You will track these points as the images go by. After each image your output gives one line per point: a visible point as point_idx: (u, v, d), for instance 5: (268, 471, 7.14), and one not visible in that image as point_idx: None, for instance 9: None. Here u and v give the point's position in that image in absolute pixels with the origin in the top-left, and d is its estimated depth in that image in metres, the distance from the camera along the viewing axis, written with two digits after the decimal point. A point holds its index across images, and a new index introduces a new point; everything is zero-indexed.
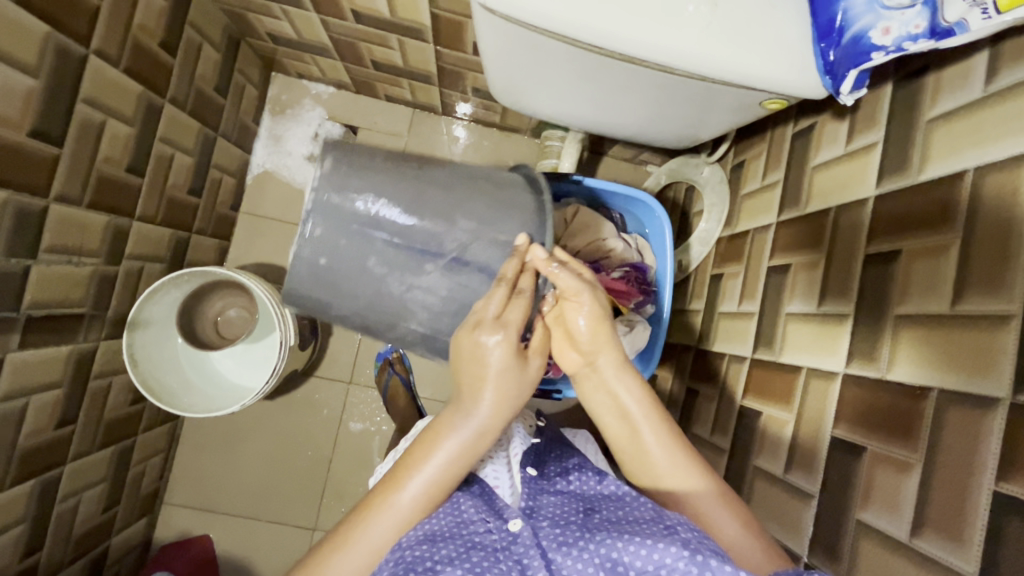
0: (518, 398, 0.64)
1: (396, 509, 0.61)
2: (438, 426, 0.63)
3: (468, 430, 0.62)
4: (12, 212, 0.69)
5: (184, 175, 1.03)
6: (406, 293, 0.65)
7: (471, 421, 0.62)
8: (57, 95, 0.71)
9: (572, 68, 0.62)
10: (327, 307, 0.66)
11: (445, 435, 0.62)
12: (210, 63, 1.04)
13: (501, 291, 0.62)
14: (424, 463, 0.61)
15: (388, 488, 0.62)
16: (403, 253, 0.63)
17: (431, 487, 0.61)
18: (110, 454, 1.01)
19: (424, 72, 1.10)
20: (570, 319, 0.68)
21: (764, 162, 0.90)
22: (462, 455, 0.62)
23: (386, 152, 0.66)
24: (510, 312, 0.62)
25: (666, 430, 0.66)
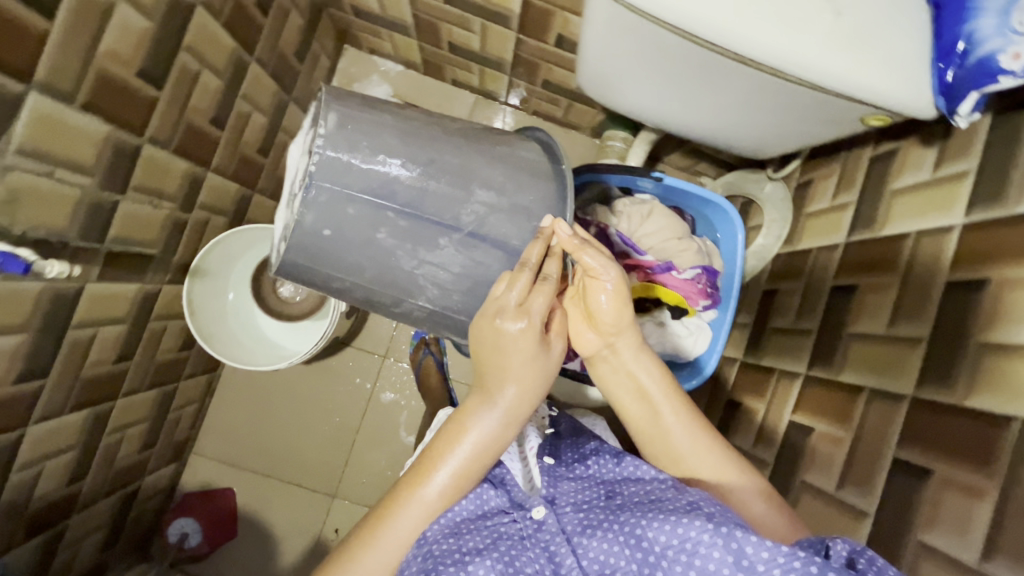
0: (544, 384, 0.63)
1: (424, 502, 0.61)
2: (464, 415, 0.62)
3: (494, 417, 0.61)
4: (112, 147, 0.70)
5: (257, 134, 1.06)
6: (421, 269, 0.66)
7: (498, 412, 0.61)
8: (165, 39, 0.73)
9: (668, 60, 0.63)
10: (331, 279, 0.69)
11: (469, 428, 0.61)
12: (295, 29, 1.06)
13: (525, 276, 0.62)
14: (451, 454, 0.61)
15: (415, 484, 0.61)
16: (416, 225, 0.64)
17: (457, 477, 0.61)
18: (154, 396, 1.03)
19: (498, 59, 1.12)
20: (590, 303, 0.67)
21: (835, 183, 0.89)
22: (487, 444, 0.61)
23: (395, 113, 0.67)
24: (534, 300, 0.61)
25: (688, 409, 0.67)
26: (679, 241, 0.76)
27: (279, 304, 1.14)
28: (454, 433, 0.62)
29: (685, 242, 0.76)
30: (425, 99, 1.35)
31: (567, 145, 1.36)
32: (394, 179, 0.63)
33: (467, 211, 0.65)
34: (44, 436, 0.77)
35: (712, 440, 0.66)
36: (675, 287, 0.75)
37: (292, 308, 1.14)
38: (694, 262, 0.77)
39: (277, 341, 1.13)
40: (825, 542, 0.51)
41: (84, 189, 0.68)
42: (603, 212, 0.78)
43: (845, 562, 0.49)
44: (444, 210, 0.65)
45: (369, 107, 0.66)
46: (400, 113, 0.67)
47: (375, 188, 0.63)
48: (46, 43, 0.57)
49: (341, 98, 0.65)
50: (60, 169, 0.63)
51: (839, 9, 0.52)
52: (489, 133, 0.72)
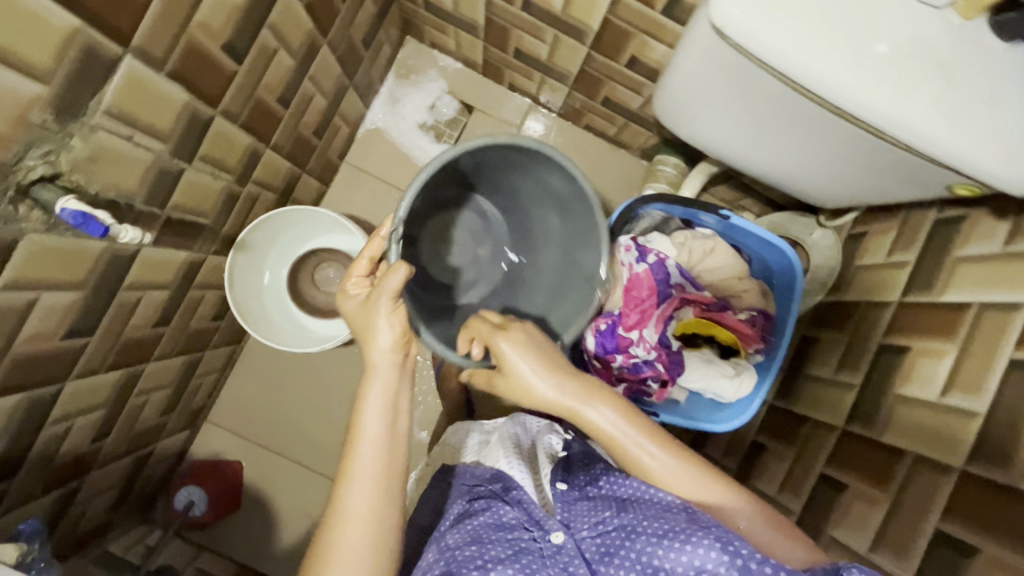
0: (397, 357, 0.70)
1: (364, 483, 0.64)
2: (361, 398, 0.68)
3: (387, 378, 0.69)
4: (189, 116, 0.70)
5: (316, 116, 1.06)
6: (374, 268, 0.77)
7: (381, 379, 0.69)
8: (253, 16, 0.72)
9: (753, 100, 0.63)
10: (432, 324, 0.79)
11: (368, 404, 0.67)
12: (366, 16, 1.06)
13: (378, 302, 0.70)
14: (365, 431, 0.66)
15: (347, 479, 0.64)
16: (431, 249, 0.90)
17: (379, 447, 0.66)
18: (182, 362, 1.03)
19: (563, 71, 1.12)
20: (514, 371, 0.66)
21: (892, 240, 0.89)
22: (385, 410, 0.68)
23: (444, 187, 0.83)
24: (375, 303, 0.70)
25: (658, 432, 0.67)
26: (739, 280, 0.77)
27: (319, 292, 1.14)
28: (358, 418, 0.68)
29: (745, 283, 0.77)
30: (479, 99, 1.35)
31: (613, 163, 1.36)
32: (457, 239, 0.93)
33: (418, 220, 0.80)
34: (78, 393, 0.77)
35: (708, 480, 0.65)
36: (733, 327, 0.74)
37: (331, 297, 1.15)
38: (751, 304, 0.77)
39: (309, 326, 1.11)
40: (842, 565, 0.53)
41: (156, 155, 0.68)
42: (664, 242, 0.78)
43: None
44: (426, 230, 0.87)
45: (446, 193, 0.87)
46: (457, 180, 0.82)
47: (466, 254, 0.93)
48: (150, 9, 0.57)
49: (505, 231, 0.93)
50: (139, 134, 0.63)
51: (949, 76, 0.52)
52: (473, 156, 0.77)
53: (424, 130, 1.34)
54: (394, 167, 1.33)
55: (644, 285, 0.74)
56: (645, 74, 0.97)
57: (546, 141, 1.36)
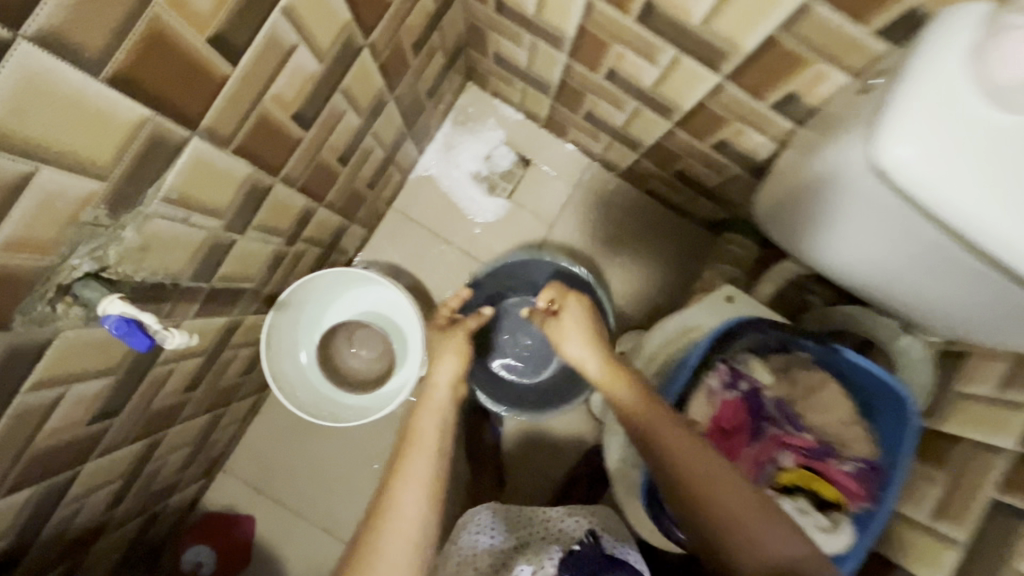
0: (459, 357, 0.80)
1: (416, 487, 0.64)
2: (414, 418, 0.72)
3: (441, 403, 0.73)
4: (247, 188, 0.64)
5: (372, 169, 1.00)
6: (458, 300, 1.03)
7: (443, 395, 0.75)
8: (328, 81, 0.66)
9: (896, 214, 0.58)
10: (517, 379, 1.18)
11: (426, 418, 0.71)
12: (435, 68, 1.00)
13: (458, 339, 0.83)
14: (420, 443, 0.68)
15: (399, 480, 0.65)
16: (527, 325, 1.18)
17: (434, 458, 0.67)
18: (204, 420, 0.96)
19: (637, 140, 1.04)
20: (566, 347, 0.76)
21: (1003, 372, 0.77)
22: (441, 422, 0.71)
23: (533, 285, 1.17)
24: (450, 344, 0.82)
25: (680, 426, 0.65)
26: (848, 429, 0.71)
27: (352, 358, 1.06)
28: (413, 426, 0.71)
29: (854, 432, 0.71)
30: (537, 152, 1.28)
31: (673, 230, 1.28)
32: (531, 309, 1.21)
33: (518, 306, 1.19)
34: (96, 472, 0.70)
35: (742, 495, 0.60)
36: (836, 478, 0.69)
37: (367, 360, 1.07)
38: (861, 456, 0.71)
39: (341, 396, 1.02)
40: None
41: (210, 231, 0.61)
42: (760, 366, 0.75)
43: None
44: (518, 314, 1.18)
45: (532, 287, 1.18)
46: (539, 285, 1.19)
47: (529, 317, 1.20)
48: (223, 88, 0.50)
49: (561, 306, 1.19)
50: (195, 214, 0.56)
51: None
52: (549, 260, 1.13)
53: (477, 180, 1.28)
54: (441, 218, 1.27)
55: (733, 415, 0.72)
56: (732, 158, 0.90)
57: (604, 202, 1.29)
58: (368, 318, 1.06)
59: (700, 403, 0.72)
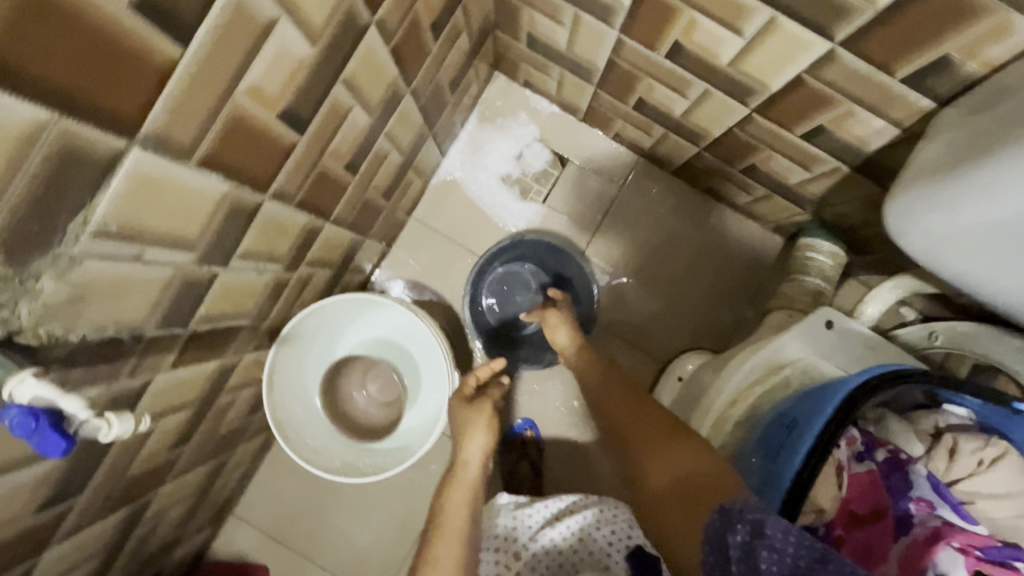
0: (486, 413, 0.80)
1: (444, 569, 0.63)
2: (444, 500, 0.72)
3: (472, 480, 0.75)
4: (226, 211, 0.50)
5: (388, 176, 0.86)
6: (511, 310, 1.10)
7: (473, 450, 0.78)
8: (327, 70, 0.52)
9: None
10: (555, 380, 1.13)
11: (456, 490, 0.73)
12: (459, 55, 0.86)
13: (485, 412, 0.80)
14: (447, 527, 0.68)
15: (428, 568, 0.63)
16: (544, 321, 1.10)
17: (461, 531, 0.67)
18: (205, 470, 0.84)
19: (700, 131, 0.87)
20: (557, 337, 0.87)
21: None
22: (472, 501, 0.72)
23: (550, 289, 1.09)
24: (474, 417, 0.80)
25: (605, 372, 0.78)
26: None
27: (363, 403, 0.93)
28: (442, 509, 0.71)
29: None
30: (576, 150, 1.12)
31: (736, 235, 1.10)
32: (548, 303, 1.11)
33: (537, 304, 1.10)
34: (60, 558, 0.58)
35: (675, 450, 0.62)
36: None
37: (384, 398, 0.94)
38: None
39: (354, 445, 0.89)
40: (725, 530, 0.49)
41: (177, 267, 0.47)
42: (905, 432, 0.63)
43: (740, 554, 0.46)
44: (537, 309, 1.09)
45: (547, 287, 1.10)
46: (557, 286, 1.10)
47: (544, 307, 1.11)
48: (173, 77, 0.36)
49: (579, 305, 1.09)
50: (151, 249, 0.43)
51: None
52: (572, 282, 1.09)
53: (507, 183, 1.13)
54: (468, 227, 1.13)
55: (867, 500, 0.57)
56: (829, 148, 0.72)
57: (654, 204, 1.12)
58: (386, 356, 0.96)
59: (826, 481, 0.58)
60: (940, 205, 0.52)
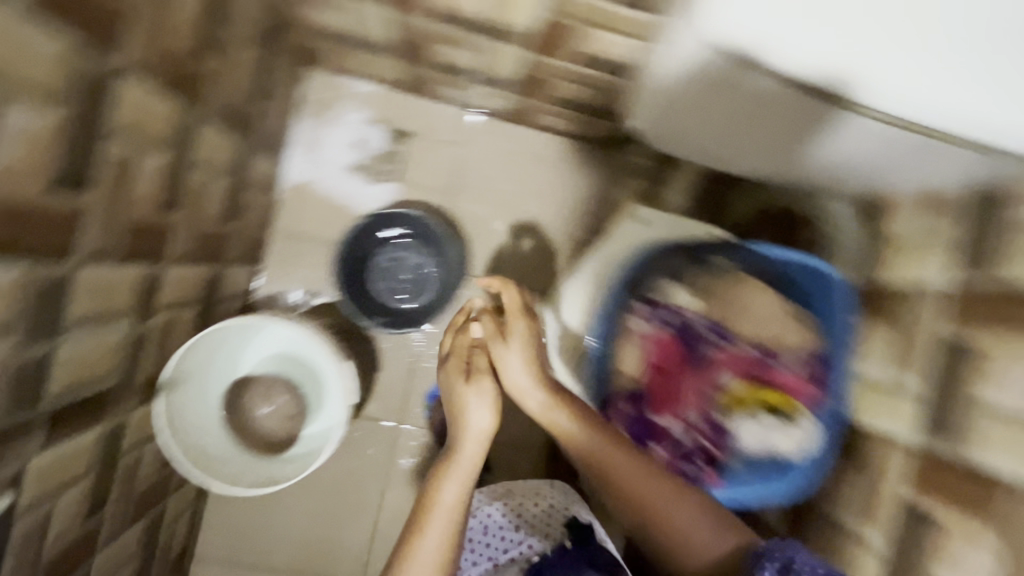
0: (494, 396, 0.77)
1: (429, 552, 0.70)
2: (436, 479, 0.74)
3: (463, 473, 0.74)
4: (29, 291, 0.52)
5: (217, 202, 0.87)
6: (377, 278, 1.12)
7: (465, 463, 0.75)
8: (83, 128, 0.53)
9: (758, 135, 0.76)
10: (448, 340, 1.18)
11: (448, 481, 0.73)
12: (248, 64, 0.86)
13: (477, 351, 0.81)
14: (431, 517, 0.71)
15: (416, 541, 0.70)
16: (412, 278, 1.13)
17: (453, 517, 0.72)
18: (140, 528, 0.87)
19: (501, 76, 0.94)
20: (509, 373, 0.79)
21: (925, 213, 0.79)
22: (460, 492, 0.73)
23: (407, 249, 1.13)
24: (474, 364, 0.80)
25: (533, 355, 0.80)
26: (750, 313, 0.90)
27: (267, 421, 0.96)
28: (432, 498, 0.73)
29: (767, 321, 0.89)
30: (410, 121, 1.15)
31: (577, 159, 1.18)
32: (409, 262, 1.13)
33: (402, 269, 1.13)
34: None
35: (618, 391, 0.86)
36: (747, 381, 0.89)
37: (288, 413, 0.98)
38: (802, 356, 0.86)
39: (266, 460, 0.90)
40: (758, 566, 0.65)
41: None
42: (678, 292, 0.94)
43: None
44: (402, 271, 1.13)
45: (404, 248, 1.13)
46: (411, 245, 1.13)
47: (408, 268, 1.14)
48: None
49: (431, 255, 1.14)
50: None
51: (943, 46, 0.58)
52: (421, 239, 1.13)
53: (354, 171, 1.14)
54: (329, 225, 1.14)
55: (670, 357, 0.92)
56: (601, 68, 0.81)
57: (497, 151, 1.17)
58: (286, 372, 0.99)
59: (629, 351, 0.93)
60: (665, 64, 0.71)
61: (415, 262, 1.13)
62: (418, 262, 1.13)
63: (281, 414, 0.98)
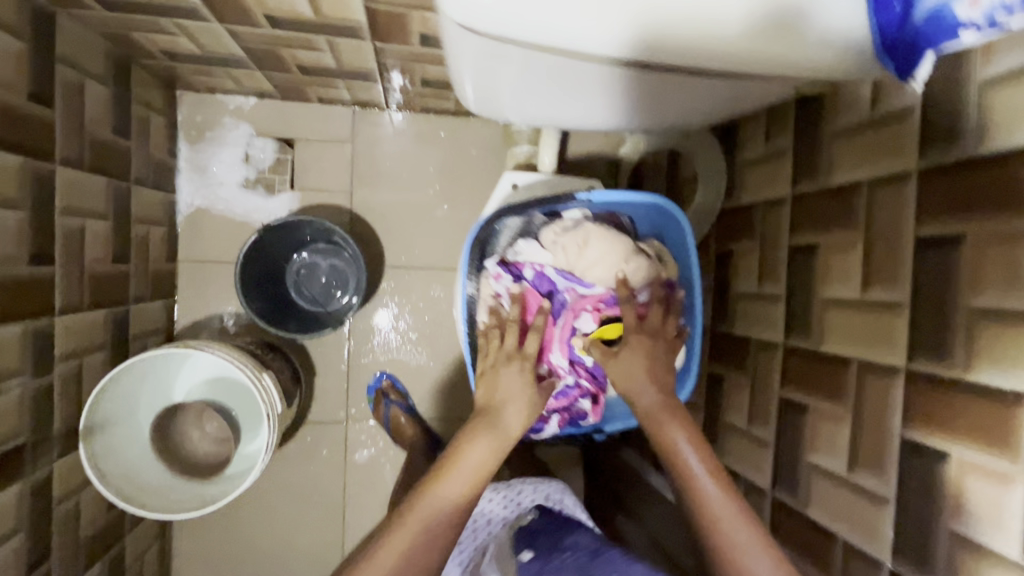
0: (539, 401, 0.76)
1: (451, 494, 0.66)
2: (468, 433, 0.71)
3: (501, 451, 0.71)
4: None
5: (102, 245, 0.88)
6: (294, 288, 1.13)
7: (506, 437, 0.72)
8: None
9: (613, 94, 0.73)
10: (377, 334, 1.21)
11: (479, 444, 0.70)
12: (100, 102, 0.86)
13: (510, 330, 0.79)
14: (462, 464, 0.68)
15: (446, 474, 0.67)
16: (331, 278, 1.14)
17: (479, 471, 0.69)
18: (98, 569, 0.90)
19: (361, 70, 0.95)
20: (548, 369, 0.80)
21: (763, 128, 0.83)
22: (485, 465, 0.69)
23: (312, 253, 1.13)
24: (521, 343, 0.78)
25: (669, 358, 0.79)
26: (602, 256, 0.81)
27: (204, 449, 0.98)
28: (462, 450, 0.70)
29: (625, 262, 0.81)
30: (297, 128, 1.16)
31: (469, 135, 1.21)
32: (320, 265, 1.14)
33: (316, 272, 1.14)
34: None
35: (655, 363, 0.77)
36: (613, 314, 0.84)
37: (224, 436, 1.00)
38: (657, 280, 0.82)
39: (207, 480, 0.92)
40: None
41: None
42: (534, 249, 0.83)
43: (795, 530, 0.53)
44: (316, 275, 1.14)
45: (309, 252, 1.13)
46: (316, 249, 1.13)
47: (322, 270, 1.14)
48: None
49: (334, 253, 1.13)
50: None
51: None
52: (318, 242, 1.12)
53: (251, 187, 1.15)
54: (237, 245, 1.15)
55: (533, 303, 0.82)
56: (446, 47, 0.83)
57: (389, 142, 1.19)
58: (214, 396, 0.99)
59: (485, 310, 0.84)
60: (457, 60, 0.68)
61: (324, 262, 1.14)
62: (328, 262, 1.14)
63: (218, 440, 1.00)
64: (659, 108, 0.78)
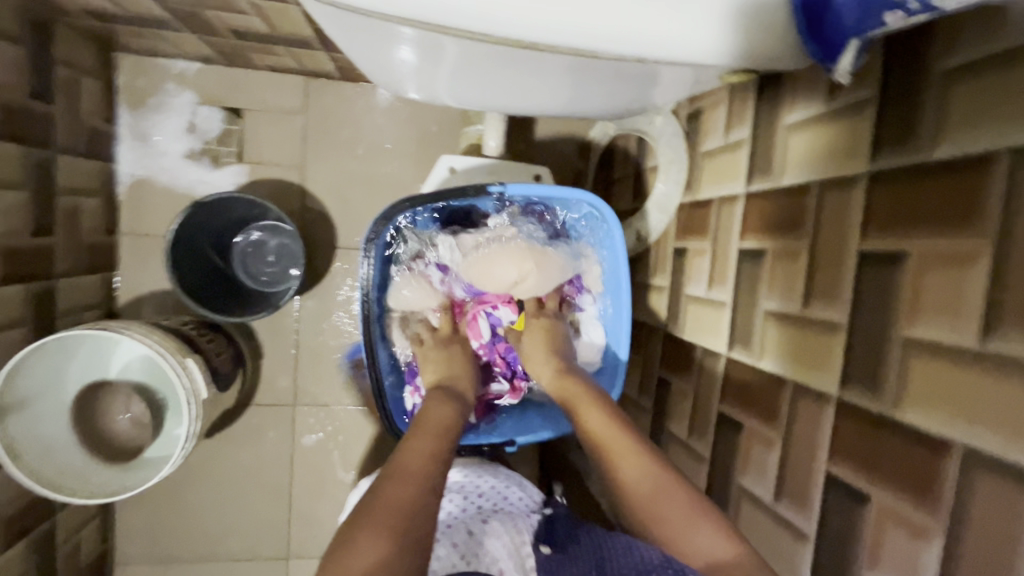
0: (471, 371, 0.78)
1: (413, 445, 0.60)
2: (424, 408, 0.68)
3: (447, 419, 0.66)
4: None
5: (16, 217, 0.83)
6: (240, 268, 1.10)
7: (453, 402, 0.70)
8: None
9: (526, 77, 0.65)
10: (326, 317, 1.16)
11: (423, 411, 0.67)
12: (11, 63, 0.80)
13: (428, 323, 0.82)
14: (417, 427, 0.63)
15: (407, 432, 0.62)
16: (279, 256, 1.11)
17: (436, 430, 0.63)
18: (23, 547, 0.88)
19: (297, 36, 0.87)
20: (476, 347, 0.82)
21: (725, 115, 0.75)
22: (439, 431, 0.64)
23: (258, 231, 1.10)
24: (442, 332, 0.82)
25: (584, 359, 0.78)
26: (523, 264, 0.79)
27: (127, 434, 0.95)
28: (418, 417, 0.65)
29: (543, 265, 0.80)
30: (244, 97, 1.09)
31: (427, 110, 1.13)
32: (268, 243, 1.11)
33: (264, 251, 1.11)
34: None
35: (554, 339, 0.78)
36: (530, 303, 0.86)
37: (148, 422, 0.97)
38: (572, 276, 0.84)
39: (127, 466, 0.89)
40: None
41: None
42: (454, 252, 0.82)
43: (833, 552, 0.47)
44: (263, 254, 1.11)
45: (255, 230, 1.09)
46: (261, 226, 1.09)
47: (269, 249, 1.11)
48: None
49: (278, 231, 1.10)
50: None
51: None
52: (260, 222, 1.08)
53: (194, 158, 1.09)
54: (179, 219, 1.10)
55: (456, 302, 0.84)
56: None
57: (342, 115, 1.12)
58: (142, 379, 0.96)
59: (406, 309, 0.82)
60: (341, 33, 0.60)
61: (270, 241, 1.10)
62: (274, 241, 1.10)
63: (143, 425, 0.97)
64: (587, 95, 0.70)
